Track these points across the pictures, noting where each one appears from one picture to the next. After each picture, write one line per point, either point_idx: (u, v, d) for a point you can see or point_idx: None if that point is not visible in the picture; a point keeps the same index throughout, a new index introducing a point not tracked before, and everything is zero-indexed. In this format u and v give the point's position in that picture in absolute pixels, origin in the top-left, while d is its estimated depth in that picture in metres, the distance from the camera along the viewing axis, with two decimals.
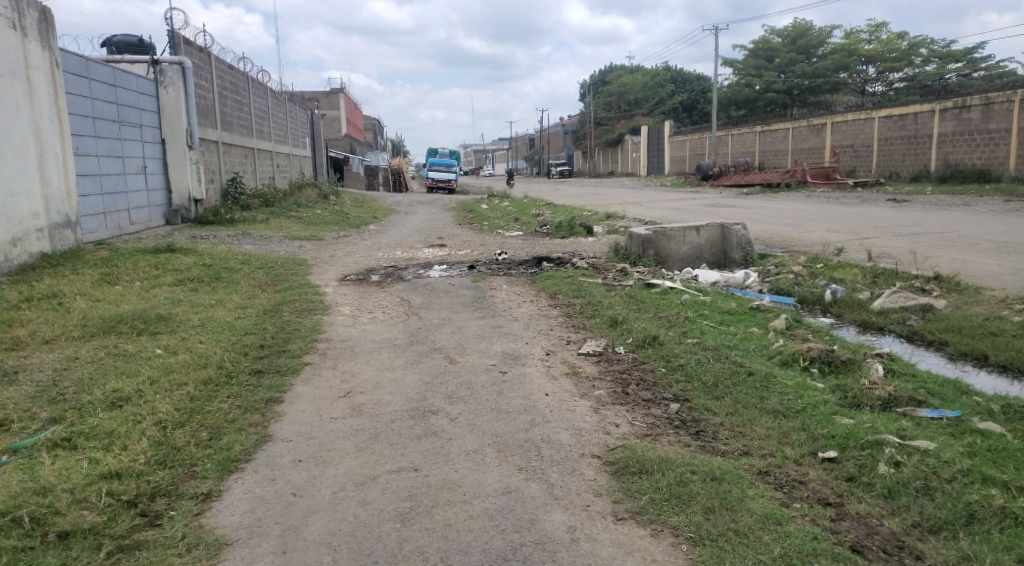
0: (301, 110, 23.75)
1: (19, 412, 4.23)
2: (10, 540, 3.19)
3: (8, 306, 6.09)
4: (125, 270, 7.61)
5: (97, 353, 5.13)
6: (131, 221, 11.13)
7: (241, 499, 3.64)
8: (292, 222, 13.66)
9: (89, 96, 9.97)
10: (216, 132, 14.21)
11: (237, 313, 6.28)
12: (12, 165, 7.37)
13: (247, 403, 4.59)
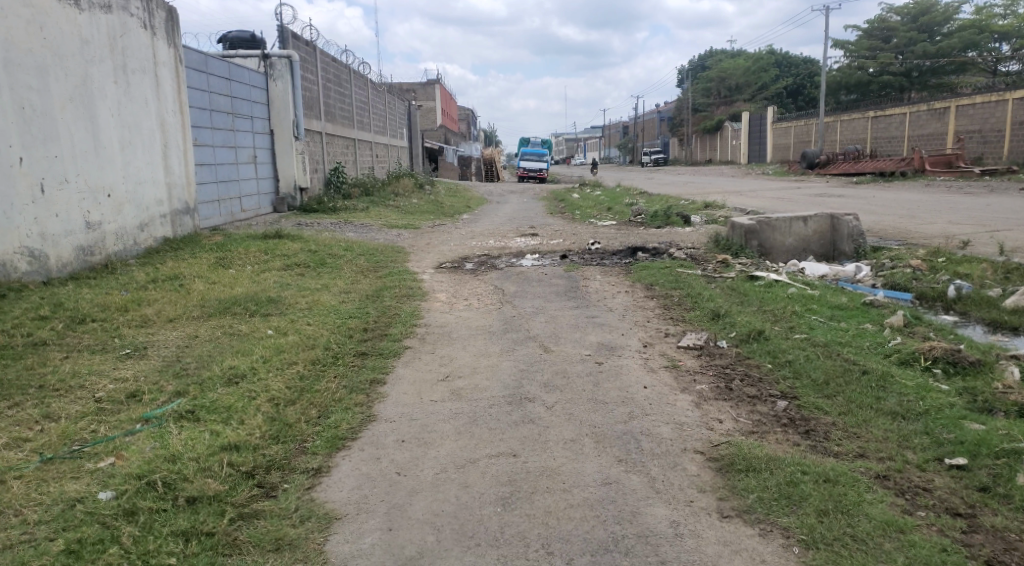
0: (399, 100, 24.21)
1: (148, 385, 4.49)
2: (145, 502, 3.37)
3: (136, 286, 6.49)
4: (238, 254, 7.97)
5: (214, 333, 5.39)
6: (243, 208, 11.66)
7: (349, 476, 3.77)
8: (391, 210, 13.99)
9: (206, 90, 10.46)
10: (320, 123, 14.69)
11: (341, 298, 6.48)
12: (140, 156, 7.82)
13: (352, 383, 4.75)
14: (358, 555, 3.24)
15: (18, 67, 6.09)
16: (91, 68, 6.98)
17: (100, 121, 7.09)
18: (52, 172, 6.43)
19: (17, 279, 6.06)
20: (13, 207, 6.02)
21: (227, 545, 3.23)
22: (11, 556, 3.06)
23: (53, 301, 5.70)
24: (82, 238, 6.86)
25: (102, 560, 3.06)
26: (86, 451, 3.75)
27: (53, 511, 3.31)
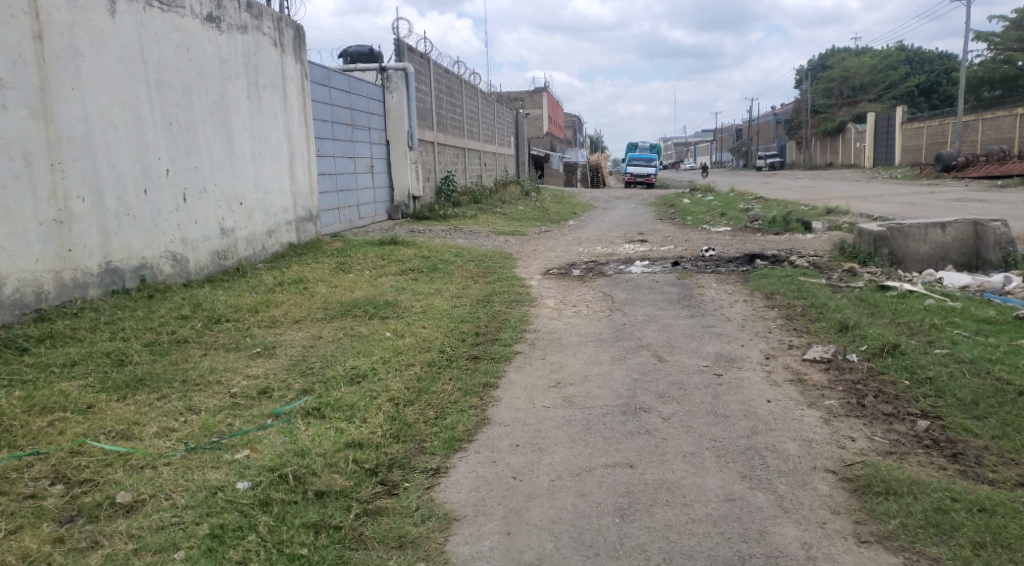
0: (507, 108, 24.45)
1: (277, 383, 4.69)
2: (279, 494, 3.49)
3: (264, 288, 6.82)
4: (357, 260, 8.22)
5: (337, 334, 5.58)
6: (361, 215, 12.06)
7: (466, 478, 3.80)
8: (499, 217, 14.13)
9: (329, 102, 10.87)
10: (433, 133, 15.02)
11: (453, 302, 6.58)
12: (269, 166, 8.22)
13: (466, 386, 4.80)
14: (478, 557, 3.25)
15: (167, 86, 6.52)
16: (228, 85, 7.39)
17: (234, 134, 7.49)
18: (192, 183, 6.84)
19: (162, 280, 6.46)
20: (160, 214, 6.43)
21: (353, 540, 3.31)
22: (162, 536, 3.22)
23: (192, 302, 6.05)
24: (218, 244, 7.25)
25: (242, 546, 3.19)
26: (224, 443, 3.93)
27: (197, 497, 3.47)
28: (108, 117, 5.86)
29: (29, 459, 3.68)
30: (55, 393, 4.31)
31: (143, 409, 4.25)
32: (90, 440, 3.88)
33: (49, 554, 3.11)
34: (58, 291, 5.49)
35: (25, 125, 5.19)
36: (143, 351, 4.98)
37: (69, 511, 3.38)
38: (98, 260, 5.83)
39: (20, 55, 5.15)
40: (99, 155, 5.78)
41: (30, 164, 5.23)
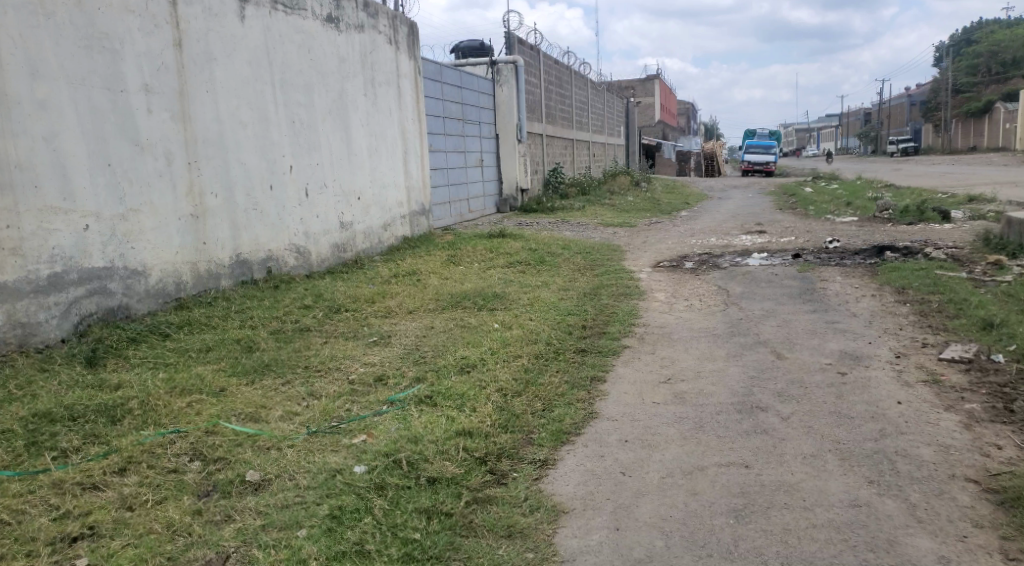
0: (617, 99, 24.11)
1: (392, 370, 4.76)
2: (393, 478, 3.51)
3: (379, 280, 6.97)
4: (467, 252, 8.29)
5: (448, 325, 5.63)
6: (470, 209, 12.17)
7: (575, 471, 3.74)
8: (607, 209, 13.93)
9: (441, 98, 10.99)
10: (541, 125, 15.00)
11: (560, 295, 6.50)
12: (385, 161, 8.41)
13: (574, 379, 4.73)
14: (587, 551, 3.18)
15: (291, 86, 6.76)
16: (347, 83, 7.61)
17: (352, 130, 7.70)
18: (314, 179, 7.08)
19: (286, 272, 6.71)
20: (284, 209, 6.69)
21: (464, 527, 3.30)
22: (286, 515, 3.29)
23: (313, 292, 6.26)
24: (337, 237, 7.48)
25: (359, 528, 3.20)
26: (343, 427, 4.01)
27: (318, 478, 3.53)
28: (238, 118, 6.13)
29: (171, 436, 3.85)
30: (193, 375, 4.50)
31: (270, 393, 4.39)
32: (223, 420, 4.03)
33: (189, 525, 3.23)
34: (194, 281, 5.77)
35: (167, 127, 5.48)
36: (270, 339, 5.16)
37: (205, 486, 3.52)
38: (229, 252, 6.10)
39: (162, 61, 5.44)
40: (230, 154, 6.06)
41: (171, 163, 5.52)
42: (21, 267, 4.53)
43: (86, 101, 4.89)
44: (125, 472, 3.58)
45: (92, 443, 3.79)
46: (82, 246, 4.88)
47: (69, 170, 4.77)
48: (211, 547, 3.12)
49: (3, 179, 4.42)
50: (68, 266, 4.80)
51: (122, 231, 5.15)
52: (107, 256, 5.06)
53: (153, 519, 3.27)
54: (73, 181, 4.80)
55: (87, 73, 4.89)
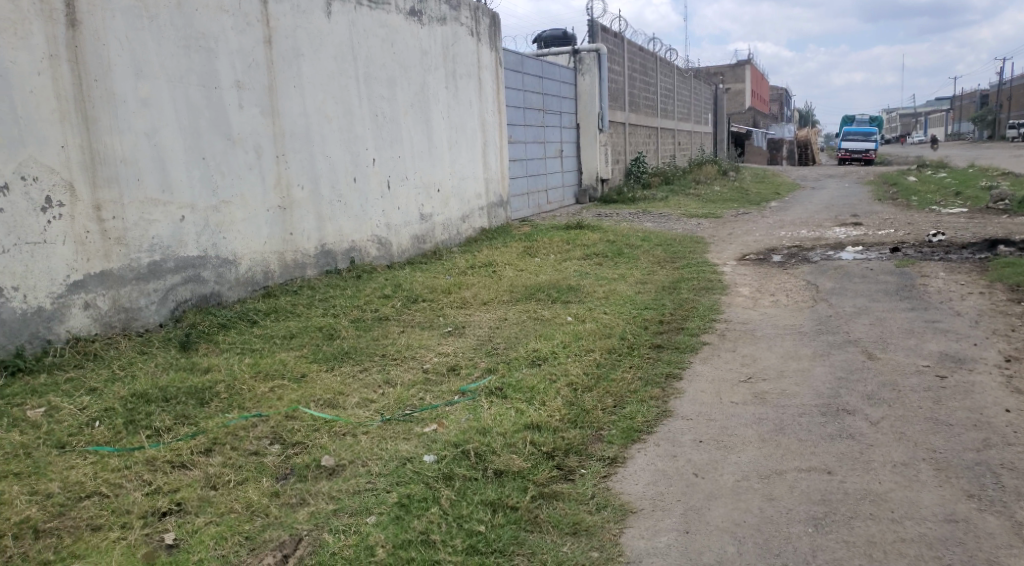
0: (705, 86, 23.50)
1: (464, 361, 4.78)
2: (461, 469, 3.53)
3: (455, 271, 7.01)
4: (543, 244, 8.26)
5: (521, 317, 5.61)
6: (548, 200, 12.12)
7: (644, 470, 3.67)
8: (692, 199, 13.60)
9: (521, 88, 10.95)
10: (624, 114, 14.77)
11: (638, 288, 6.38)
12: (465, 153, 8.47)
13: (647, 376, 4.64)
14: (655, 553, 3.12)
15: (374, 80, 6.87)
16: (428, 76, 7.68)
17: (433, 123, 7.77)
18: (396, 171, 7.19)
19: (368, 263, 6.85)
20: (367, 201, 6.82)
21: (529, 522, 3.29)
22: (357, 500, 3.33)
23: (392, 282, 6.36)
24: (417, 228, 7.58)
25: (425, 517, 3.23)
26: (415, 416, 4.04)
27: (390, 466, 3.57)
28: (324, 112, 6.28)
29: (254, 420, 3.94)
30: (276, 361, 4.64)
31: (347, 380, 4.48)
32: (302, 406, 4.12)
33: (267, 506, 3.29)
34: (281, 270, 5.97)
35: (257, 122, 5.66)
36: (349, 327, 5.27)
37: (284, 469, 3.58)
38: (315, 243, 6.28)
39: (253, 59, 5.61)
40: (316, 147, 6.21)
41: (260, 157, 5.71)
42: (124, 255, 4.77)
43: (184, 98, 5.09)
44: (210, 453, 3.66)
45: (182, 424, 3.89)
46: (178, 236, 5.10)
47: (167, 164, 4.99)
48: (286, 529, 3.17)
49: (109, 173, 4.65)
50: (166, 255, 5.03)
51: (214, 222, 5.37)
52: (201, 245, 5.28)
53: (235, 498, 3.34)
54: (171, 174, 5.02)
55: (185, 71, 5.09)
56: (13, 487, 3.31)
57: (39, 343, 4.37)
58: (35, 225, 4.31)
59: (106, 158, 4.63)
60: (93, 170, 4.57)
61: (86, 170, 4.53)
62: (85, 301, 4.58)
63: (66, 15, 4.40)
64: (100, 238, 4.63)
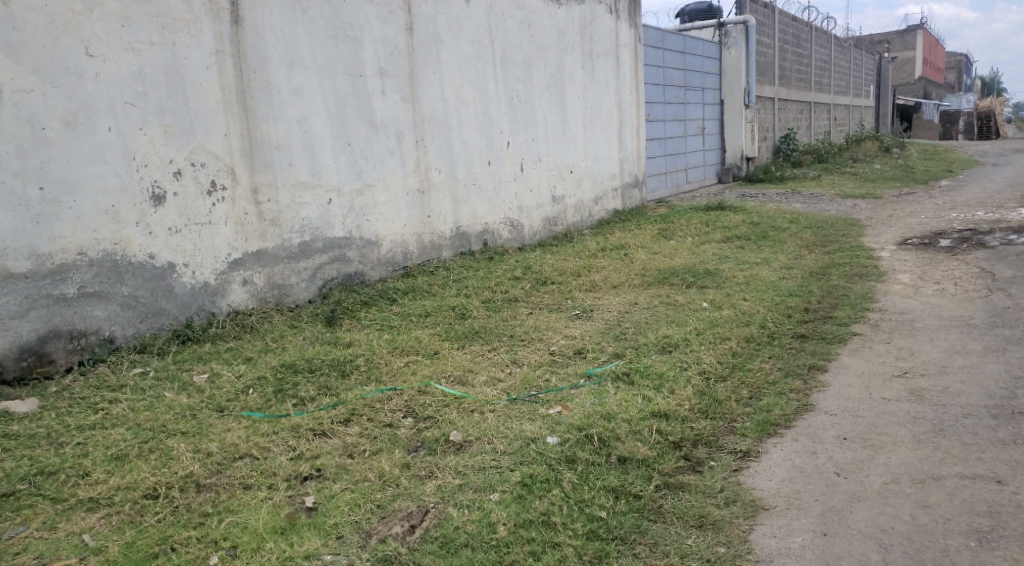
0: (869, 56, 21.87)
1: (591, 344, 4.75)
2: (584, 453, 3.53)
3: (586, 254, 6.96)
4: (680, 226, 8.03)
5: (652, 301, 5.50)
6: (688, 180, 11.74)
7: (780, 466, 3.51)
8: (849, 178, 12.72)
9: (662, 65, 10.64)
10: (774, 89, 14.01)
11: (782, 274, 6.06)
12: (600, 134, 8.38)
13: (788, 367, 4.42)
14: (787, 553, 2.98)
15: (511, 63, 6.92)
16: (565, 57, 7.63)
17: (568, 103, 7.74)
18: (529, 154, 7.24)
19: (501, 245, 6.97)
20: (501, 183, 6.93)
21: (652, 511, 3.24)
22: (482, 477, 3.41)
23: (523, 264, 6.42)
24: (549, 211, 7.62)
25: (547, 499, 3.26)
26: (540, 397, 4.08)
27: (514, 445, 3.63)
28: (461, 97, 6.41)
29: (389, 393, 4.14)
30: (411, 338, 4.83)
31: (477, 359, 4.58)
32: (433, 382, 4.26)
33: (397, 477, 3.44)
34: (419, 251, 6.19)
35: (398, 108, 5.87)
36: (481, 308, 5.39)
37: (415, 442, 3.73)
38: (450, 225, 6.45)
39: (396, 46, 5.80)
40: (453, 132, 6.36)
41: (401, 142, 5.92)
42: (277, 235, 5.12)
43: (331, 86, 5.36)
44: (348, 423, 3.88)
45: (325, 395, 4.14)
46: (325, 218, 5.41)
47: (316, 150, 5.29)
48: (414, 500, 3.29)
49: (266, 159, 5.00)
50: (314, 236, 5.34)
51: (359, 205, 5.64)
52: (346, 226, 5.57)
53: (369, 467, 3.52)
54: (319, 160, 5.32)
55: (333, 61, 5.35)
56: (180, 444, 3.64)
57: (205, 315, 4.79)
58: (203, 208, 4.71)
59: (263, 145, 4.98)
60: (252, 156, 4.92)
61: (245, 157, 4.88)
62: (243, 278, 4.97)
63: (230, 12, 4.74)
64: (257, 219, 4.99)
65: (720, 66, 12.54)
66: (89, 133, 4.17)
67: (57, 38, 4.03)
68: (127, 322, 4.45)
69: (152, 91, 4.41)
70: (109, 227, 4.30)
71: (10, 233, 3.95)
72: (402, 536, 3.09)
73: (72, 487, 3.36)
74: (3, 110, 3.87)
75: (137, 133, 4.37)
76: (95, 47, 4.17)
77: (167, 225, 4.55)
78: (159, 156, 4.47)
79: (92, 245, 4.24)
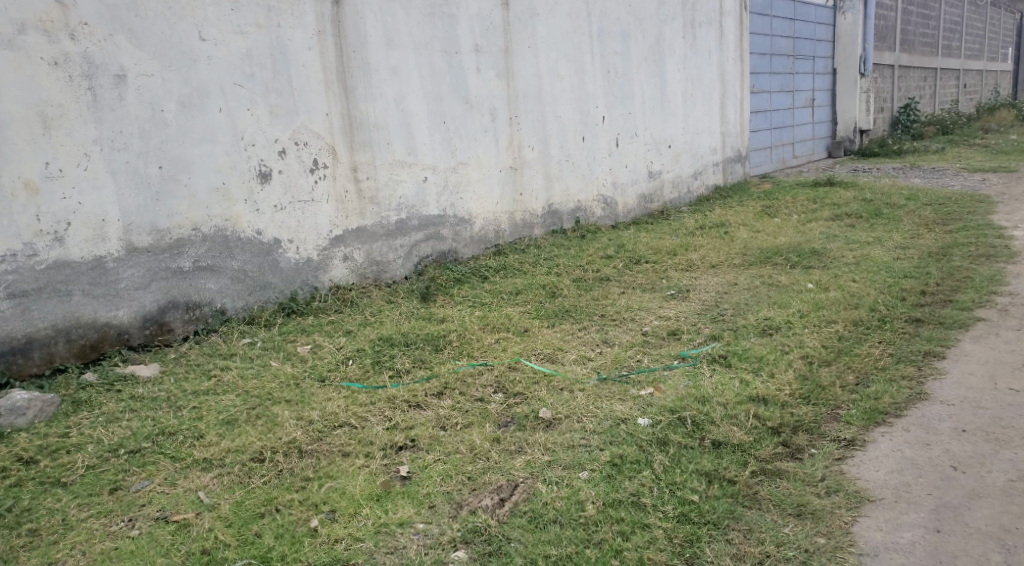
0: (1007, 16, 20.13)
1: (687, 326, 4.64)
2: (676, 436, 3.47)
3: (685, 232, 6.78)
4: (785, 203, 7.70)
5: (753, 282, 5.30)
6: (796, 155, 11.22)
7: (888, 457, 3.33)
8: (979, 150, 11.81)
9: (770, 34, 10.16)
10: (896, 55, 13.13)
11: (896, 254, 5.70)
12: (701, 107, 8.12)
13: (900, 352, 4.17)
14: (894, 549, 2.83)
15: (609, 35, 6.78)
16: (665, 27, 7.40)
17: (667, 76, 7.53)
18: (625, 129, 7.11)
19: (594, 222, 6.91)
20: (595, 159, 6.85)
21: (747, 497, 3.14)
22: (571, 455, 3.40)
23: (617, 243, 6.34)
24: (645, 187, 7.48)
25: (637, 480, 3.22)
26: (631, 378, 4.03)
27: (603, 425, 3.60)
28: (556, 72, 6.35)
29: (479, 368, 4.20)
30: (502, 315, 4.87)
31: (567, 337, 4.57)
32: (523, 359, 4.29)
33: (487, 450, 3.48)
34: (511, 229, 6.21)
35: (493, 85, 5.88)
36: (572, 286, 5.36)
37: (505, 417, 3.77)
38: (543, 203, 6.44)
39: (492, 21, 5.79)
40: (547, 108, 6.32)
41: (495, 119, 5.94)
42: (376, 213, 5.26)
43: (427, 64, 5.42)
44: (441, 396, 3.96)
45: (419, 367, 4.24)
46: (421, 195, 5.50)
47: (413, 128, 5.39)
48: (503, 474, 3.32)
49: (365, 138, 5.12)
50: (411, 213, 5.45)
51: (453, 183, 5.71)
52: (441, 204, 5.65)
53: (460, 440, 3.58)
54: (415, 138, 5.41)
55: (429, 39, 5.40)
56: (284, 412, 3.82)
57: (309, 289, 4.99)
58: (306, 186, 4.88)
59: (362, 124, 5.10)
60: (351, 135, 5.05)
61: (346, 136, 5.02)
62: (344, 254, 5.14)
63: None
64: (357, 197, 5.14)
65: (835, 32, 11.84)
66: (202, 114, 4.39)
67: (174, 23, 4.25)
68: (238, 295, 4.69)
69: (259, 72, 4.60)
70: (220, 204, 4.53)
71: (133, 209, 4.22)
72: (492, 509, 3.12)
73: (188, 447, 3.56)
74: (126, 93, 4.13)
75: (245, 113, 4.57)
76: (207, 31, 4.37)
77: (273, 202, 4.74)
78: (266, 136, 4.66)
79: (205, 221, 4.49)
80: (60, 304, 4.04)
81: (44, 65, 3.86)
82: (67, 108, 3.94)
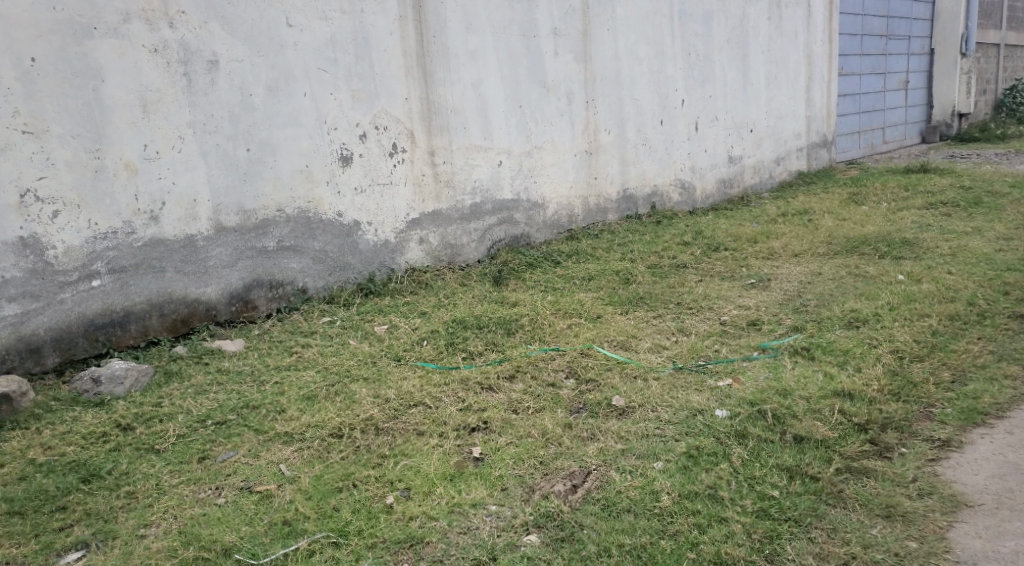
0: None
1: (767, 316, 4.51)
2: (756, 429, 3.39)
3: (766, 219, 6.59)
4: (873, 190, 7.40)
5: (839, 272, 5.11)
6: (885, 139, 10.75)
7: (987, 461, 3.18)
8: None
9: (861, 13, 9.74)
10: (1000, 34, 12.40)
11: (997, 246, 5.40)
12: (785, 90, 7.85)
13: (1002, 350, 3.96)
14: (994, 558, 2.72)
15: (691, 17, 6.62)
16: (750, 8, 7.17)
17: (751, 58, 7.31)
18: (705, 112, 6.95)
19: (670, 208, 6.79)
20: (673, 143, 6.72)
21: (830, 495, 3.04)
22: (645, 445, 3.36)
23: (693, 229, 6.22)
24: (724, 172, 7.30)
25: (714, 472, 3.16)
26: (709, 368, 3.95)
27: (679, 415, 3.55)
28: (636, 54, 6.24)
29: (552, 353, 4.19)
30: (574, 301, 4.84)
31: (642, 325, 4.51)
32: (596, 345, 4.26)
33: (560, 436, 3.47)
34: (584, 214, 6.16)
35: (570, 68, 5.82)
36: (647, 273, 5.28)
37: (577, 403, 3.74)
38: (617, 187, 6.36)
39: (572, 4, 5.72)
40: (625, 91, 6.23)
41: (572, 103, 5.89)
42: (452, 196, 5.29)
43: (505, 48, 5.40)
44: (513, 379, 3.97)
45: (492, 350, 4.26)
46: (496, 179, 5.51)
47: (489, 113, 5.39)
48: (576, 460, 3.31)
49: (443, 122, 5.15)
50: (485, 198, 5.47)
51: (527, 167, 5.69)
52: (515, 189, 5.64)
53: (532, 424, 3.58)
54: (492, 122, 5.42)
55: (508, 22, 5.38)
56: (361, 390, 3.90)
57: (386, 271, 5.06)
58: (385, 169, 4.94)
59: (440, 109, 5.13)
60: (430, 119, 5.09)
61: (424, 120, 5.06)
62: (420, 237, 5.20)
63: None
64: (433, 180, 5.18)
65: (932, 10, 11.26)
66: (287, 98, 4.49)
67: (264, 10, 4.35)
68: (318, 275, 4.80)
69: (342, 58, 4.66)
70: (303, 187, 4.63)
71: (223, 190, 4.36)
72: (565, 494, 3.12)
73: (271, 421, 3.67)
74: (218, 78, 4.25)
75: (329, 97, 4.65)
76: (294, 17, 4.45)
77: (353, 185, 4.82)
78: (347, 120, 4.74)
79: (289, 203, 4.60)
80: (155, 280, 4.20)
81: (145, 52, 4.00)
82: (164, 93, 4.08)
